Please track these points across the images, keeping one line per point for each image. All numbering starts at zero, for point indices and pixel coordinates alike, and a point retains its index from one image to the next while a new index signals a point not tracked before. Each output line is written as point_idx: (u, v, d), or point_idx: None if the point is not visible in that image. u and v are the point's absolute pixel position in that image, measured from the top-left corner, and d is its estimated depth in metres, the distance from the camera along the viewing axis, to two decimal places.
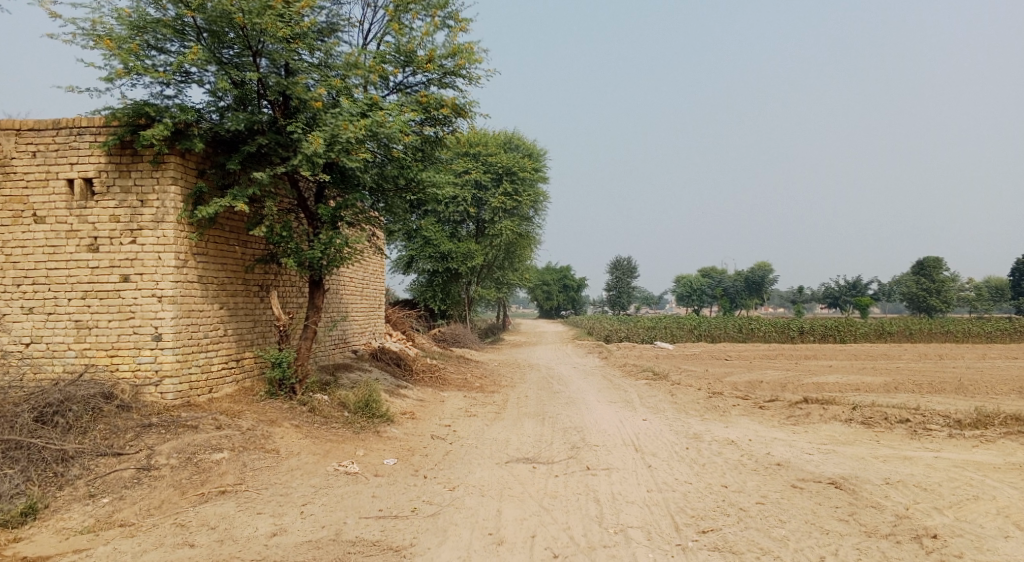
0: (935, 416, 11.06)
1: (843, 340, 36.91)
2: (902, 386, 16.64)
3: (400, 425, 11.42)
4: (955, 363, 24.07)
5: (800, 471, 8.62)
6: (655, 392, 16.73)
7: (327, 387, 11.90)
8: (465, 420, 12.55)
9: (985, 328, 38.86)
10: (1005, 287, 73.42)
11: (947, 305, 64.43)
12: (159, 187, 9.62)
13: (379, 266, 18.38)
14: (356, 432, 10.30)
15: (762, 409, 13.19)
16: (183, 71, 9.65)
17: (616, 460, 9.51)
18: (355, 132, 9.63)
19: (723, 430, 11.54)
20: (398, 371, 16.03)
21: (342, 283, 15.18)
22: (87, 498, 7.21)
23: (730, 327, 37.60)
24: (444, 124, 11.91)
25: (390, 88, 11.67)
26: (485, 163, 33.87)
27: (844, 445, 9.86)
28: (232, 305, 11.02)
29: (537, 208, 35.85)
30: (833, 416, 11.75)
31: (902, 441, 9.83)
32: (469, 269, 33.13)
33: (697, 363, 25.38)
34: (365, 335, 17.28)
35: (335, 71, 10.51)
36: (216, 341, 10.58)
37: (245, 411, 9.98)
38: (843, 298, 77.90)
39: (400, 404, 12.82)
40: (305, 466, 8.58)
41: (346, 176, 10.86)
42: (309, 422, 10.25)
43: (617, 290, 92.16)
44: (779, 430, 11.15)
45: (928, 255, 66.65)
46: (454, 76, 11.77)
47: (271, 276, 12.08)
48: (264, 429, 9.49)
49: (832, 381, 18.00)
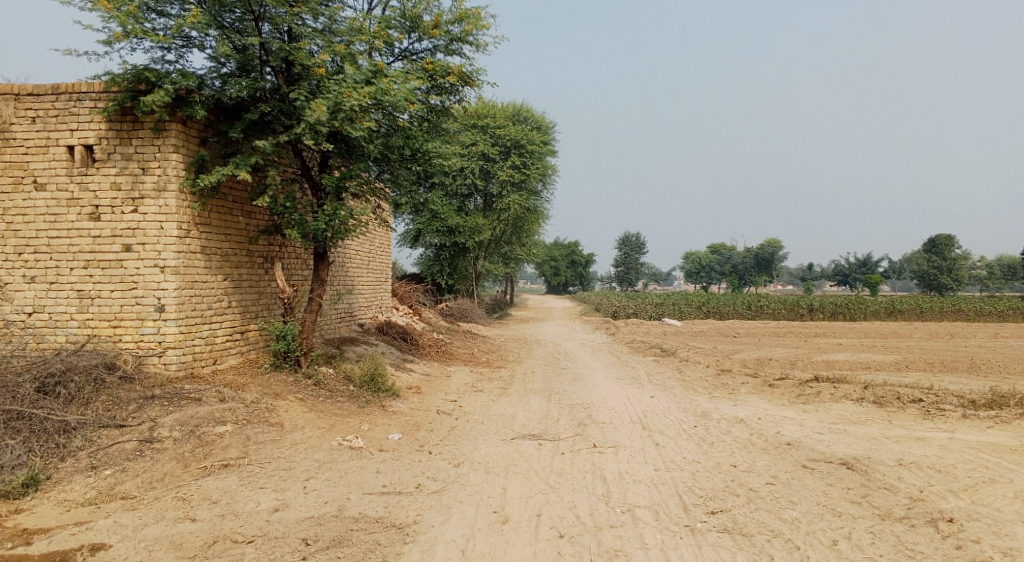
0: (949, 396, 10.85)
1: (853, 318, 36.60)
2: (914, 365, 16.41)
3: (405, 399, 11.34)
4: (966, 342, 23.76)
5: (811, 451, 8.47)
6: (662, 368, 16.59)
7: (332, 360, 11.81)
8: (471, 395, 12.46)
9: (997, 307, 38.41)
10: (1018, 266, 72.52)
11: (959, 284, 63.76)
12: (160, 155, 9.45)
13: (386, 240, 18.20)
14: (361, 407, 10.22)
15: (771, 387, 13.02)
16: (183, 36, 9.40)
17: (623, 438, 9.39)
18: (360, 100, 9.26)
19: (731, 408, 11.39)
20: (404, 345, 15.95)
21: (348, 256, 15.02)
22: (89, 470, 7.16)
23: (738, 304, 37.34)
24: (450, 93, 11.58)
25: (395, 55, 11.33)
26: (493, 136, 33.44)
27: (856, 425, 9.69)
28: (236, 277, 10.89)
29: (545, 182, 35.45)
30: (844, 395, 11.57)
31: (915, 421, 9.65)
32: (477, 243, 32.90)
33: (705, 340, 25.20)
34: (371, 308, 17.16)
35: (339, 36, 10.18)
36: (220, 313, 10.48)
37: (249, 384, 9.90)
38: (853, 276, 77.25)
39: (406, 378, 12.73)
40: (308, 441, 8.50)
41: (349, 145, 10.60)
42: (314, 396, 10.17)
43: (625, 265, 91.80)
44: (789, 409, 10.99)
45: (941, 233, 65.78)
46: (461, 42, 11.42)
47: (275, 247, 11.92)
48: (268, 403, 9.42)
49: (842, 359, 17.79)
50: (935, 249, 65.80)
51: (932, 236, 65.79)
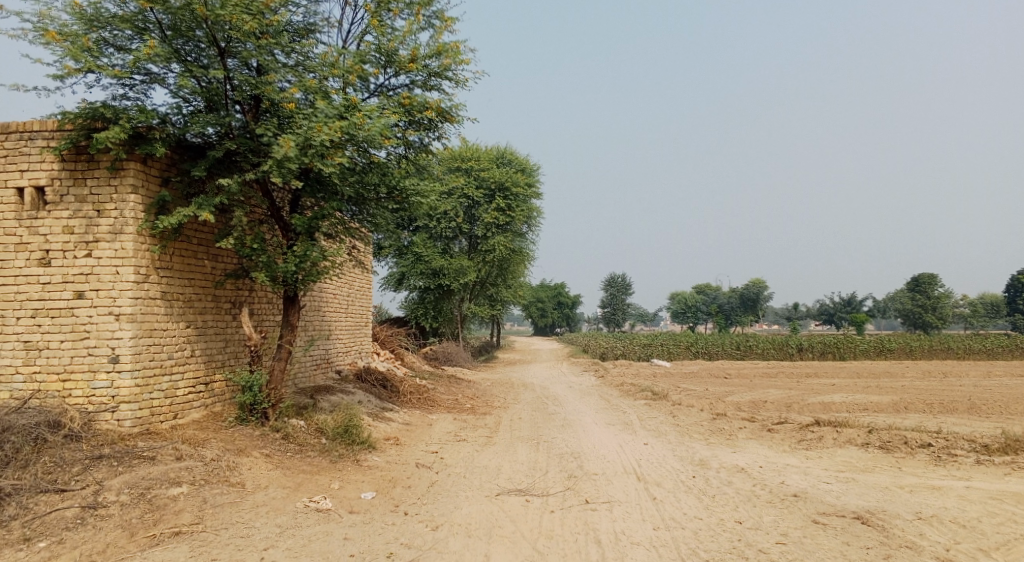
0: (960, 440, 10.28)
1: (843, 357, 36.24)
2: (913, 406, 15.89)
3: (382, 452, 10.59)
4: (960, 380, 23.37)
5: (819, 503, 7.82)
6: (655, 413, 15.92)
7: (304, 411, 11.06)
8: (454, 445, 11.72)
9: (985, 344, 38.26)
10: (1000, 303, 72.99)
11: (943, 322, 63.94)
12: (117, 196, 8.86)
13: (366, 283, 17.62)
14: (333, 462, 9.47)
15: (770, 432, 12.39)
16: (143, 71, 8.94)
17: (616, 492, 8.69)
18: (330, 135, 8.78)
19: (730, 455, 10.74)
20: (384, 392, 15.21)
21: (324, 300, 14.40)
22: (21, 542, 6.33)
23: (727, 344, 36.86)
24: (428, 129, 11.13)
25: (371, 90, 10.90)
26: (477, 178, 33.25)
27: (864, 473, 9.07)
28: (200, 324, 10.21)
29: (531, 224, 35.22)
30: (848, 440, 10.97)
31: (927, 468, 9.05)
32: (461, 285, 32.36)
33: (695, 382, 24.55)
34: (349, 354, 16.47)
35: (310, 72, 9.76)
36: (182, 362, 9.75)
37: (210, 439, 9.13)
38: (839, 315, 77.38)
39: (384, 428, 11.98)
40: (271, 503, 7.73)
41: (321, 182, 10.02)
42: (282, 451, 9.42)
43: (612, 307, 91.56)
44: (791, 456, 10.36)
45: (923, 271, 66.25)
46: (439, 77, 11.07)
47: (244, 292, 11.27)
48: (230, 460, 8.65)
49: (839, 401, 17.22)
50: (918, 287, 66.16)
51: (915, 275, 66.18)
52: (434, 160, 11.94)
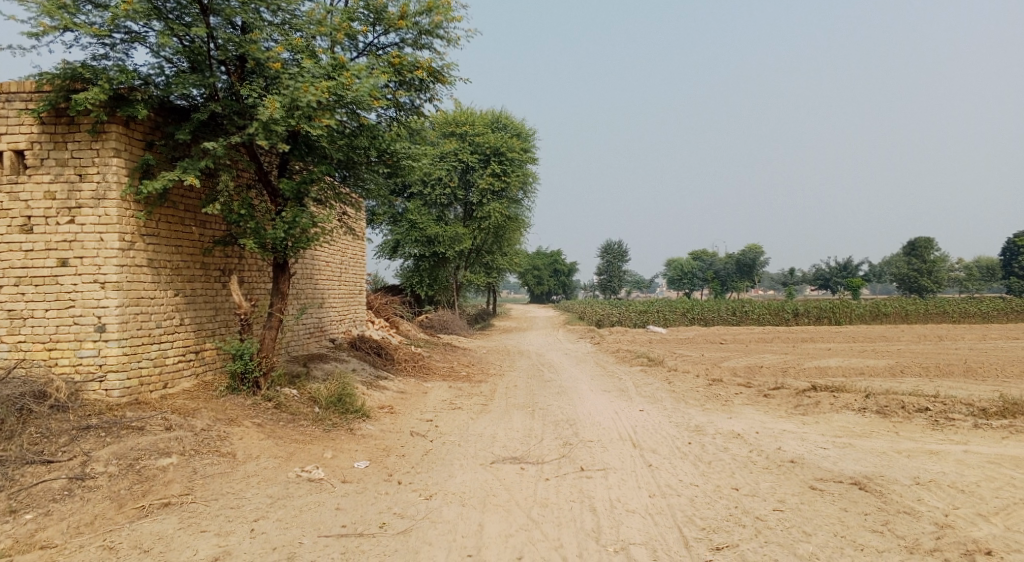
0: (957, 404, 10.22)
1: (838, 322, 36.30)
2: (909, 370, 15.86)
3: (376, 421, 10.50)
4: (955, 344, 23.40)
5: (817, 469, 7.76)
6: (651, 379, 15.88)
7: (297, 380, 10.94)
8: (449, 413, 11.65)
9: (980, 308, 38.35)
10: (995, 268, 73.09)
11: (938, 286, 64.09)
12: (99, 160, 8.56)
13: (359, 250, 17.38)
14: (326, 431, 9.37)
15: (767, 398, 12.34)
16: (122, 29, 8.51)
17: (612, 459, 8.62)
18: (316, 95, 8.45)
19: (726, 421, 10.68)
20: (379, 360, 15.11)
21: (316, 267, 14.18)
22: (6, 515, 6.23)
23: (723, 310, 36.88)
24: (419, 90, 10.77)
25: (359, 50, 10.51)
26: (472, 144, 32.72)
27: (861, 438, 9.01)
28: (189, 292, 9.99)
29: (526, 190, 34.82)
30: (845, 405, 10.92)
31: (924, 433, 8.99)
32: (457, 253, 32.12)
33: (691, 347, 24.55)
34: (344, 323, 16.32)
35: (296, 29, 9.36)
36: (171, 332, 9.57)
37: (201, 409, 8.99)
38: (835, 280, 77.48)
39: (378, 397, 11.88)
40: (263, 473, 7.63)
41: (309, 144, 9.70)
42: (274, 420, 9.31)
43: (608, 274, 91.53)
44: (788, 421, 10.30)
45: (920, 235, 66.14)
46: (429, 35, 10.68)
47: (233, 259, 11.02)
48: (221, 430, 8.53)
49: (835, 365, 17.20)
50: (914, 251, 66.11)
51: (911, 239, 66.08)
52: (426, 122, 11.61)
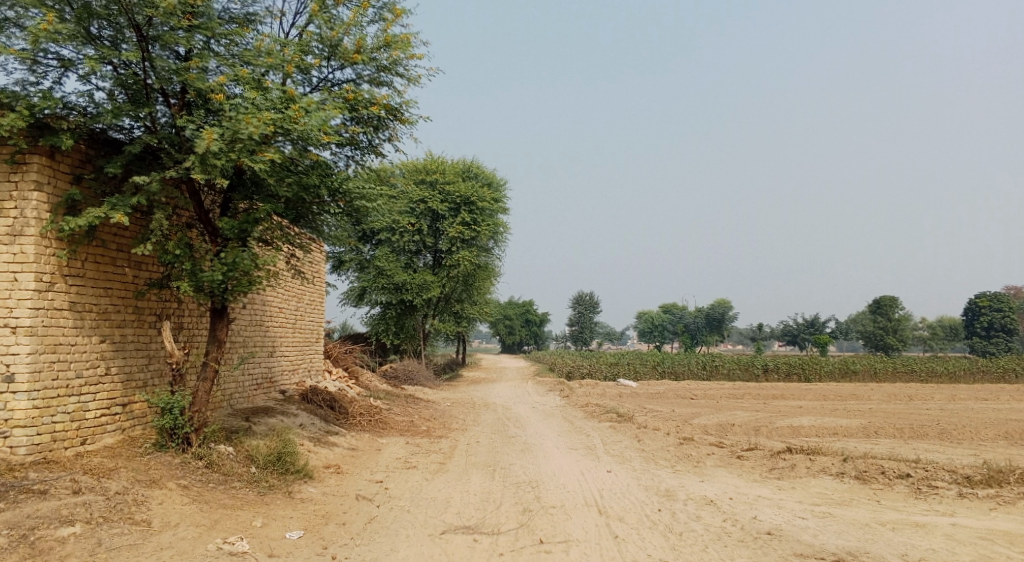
0: (939, 470, 9.74)
1: (808, 378, 36.16)
2: (884, 431, 15.44)
3: (320, 482, 9.59)
4: (927, 404, 23.17)
5: (796, 543, 7.12)
6: (620, 436, 15.17)
7: (234, 436, 9.99)
8: (402, 473, 10.76)
9: (947, 367, 38.59)
10: (958, 327, 74.51)
11: (903, 344, 64.92)
12: (18, 194, 7.69)
13: (316, 297, 16.63)
14: (260, 495, 8.44)
15: (740, 459, 11.73)
16: (51, 54, 7.93)
17: (574, 529, 7.85)
18: (259, 127, 7.87)
19: (698, 485, 10.00)
20: (331, 414, 14.18)
21: (265, 311, 13.37)
22: None
23: (693, 364, 36.59)
24: (375, 127, 10.29)
25: (312, 84, 10.02)
26: (443, 192, 32.30)
27: (841, 507, 8.43)
28: (118, 338, 9.01)
29: (497, 239, 34.48)
30: (822, 469, 10.36)
31: (906, 503, 8.47)
32: (424, 301, 31.42)
33: (662, 403, 23.92)
34: (296, 373, 15.41)
35: (243, 61, 8.88)
36: (94, 382, 8.54)
37: (118, 469, 7.88)
38: (802, 336, 78.31)
39: (325, 455, 10.97)
40: (178, 545, 6.59)
41: (253, 179, 9.09)
42: (202, 481, 8.29)
43: (580, 326, 91.26)
44: (763, 486, 9.69)
45: (885, 294, 67.35)
46: (388, 71, 10.32)
47: (170, 304, 10.08)
48: (138, 493, 7.40)
49: (807, 425, 16.72)
50: (879, 309, 67.18)
51: (876, 297, 67.25)
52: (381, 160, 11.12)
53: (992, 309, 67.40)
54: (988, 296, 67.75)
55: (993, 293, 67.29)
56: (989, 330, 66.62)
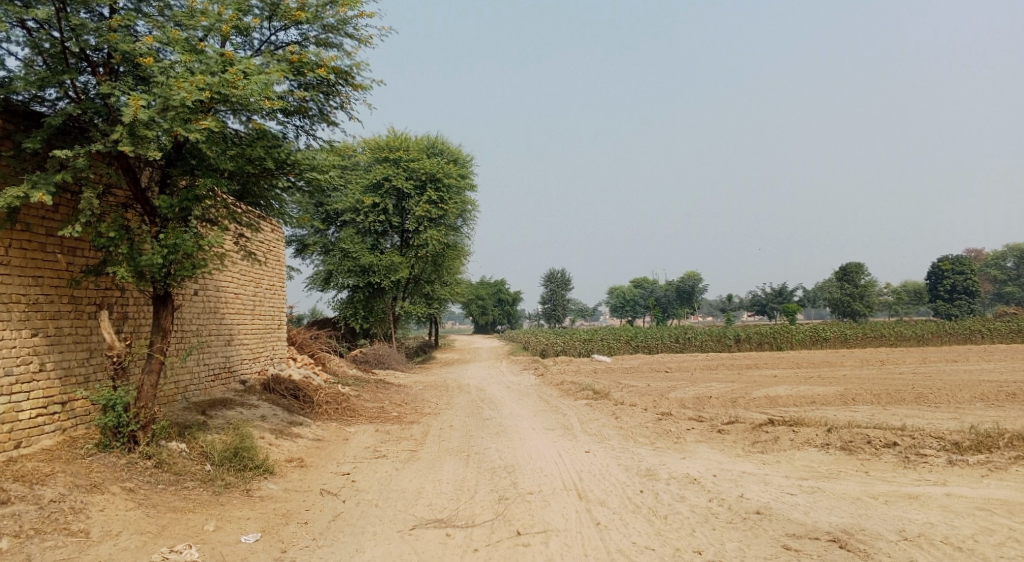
0: (926, 438, 9.51)
1: (779, 347, 36.44)
2: (861, 397, 15.36)
3: (283, 478, 8.97)
4: (899, 368, 23.36)
5: (788, 522, 6.76)
6: (597, 414, 14.79)
7: (187, 432, 9.26)
8: (371, 464, 10.19)
9: (914, 331, 39.29)
10: (921, 292, 76.22)
11: (869, 310, 66.12)
12: None
13: (275, 281, 15.81)
14: (216, 494, 7.79)
15: (722, 433, 11.41)
16: None
17: (556, 517, 7.36)
18: (192, 92, 7.11)
19: (680, 463, 9.63)
20: (295, 403, 13.49)
21: (219, 297, 12.56)
22: None
23: (667, 337, 36.61)
24: (325, 92, 9.53)
25: (253, 48, 9.21)
26: (407, 170, 31.24)
27: (830, 481, 8.12)
28: (53, 331, 8.10)
29: (465, 217, 33.74)
30: (806, 441, 10.08)
31: (895, 473, 8.20)
32: (393, 282, 30.67)
33: (638, 377, 23.71)
34: (257, 362, 14.66)
35: (174, 23, 8.02)
36: (26, 381, 7.64)
37: (55, 474, 7.06)
38: (770, 306, 79.39)
39: (288, 447, 10.32)
40: (119, 557, 5.88)
41: (185, 150, 8.27)
42: (151, 484, 7.59)
43: (552, 303, 91.23)
44: (747, 461, 9.36)
45: (850, 261, 68.37)
46: (336, 31, 9.57)
47: (109, 293, 9.20)
48: (76, 500, 6.62)
49: (784, 394, 16.58)
50: (845, 276, 68.20)
51: (843, 265, 68.23)
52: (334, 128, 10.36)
53: (953, 273, 69.05)
54: (950, 261, 69.27)
55: (954, 257, 68.84)
56: (950, 294, 68.30)
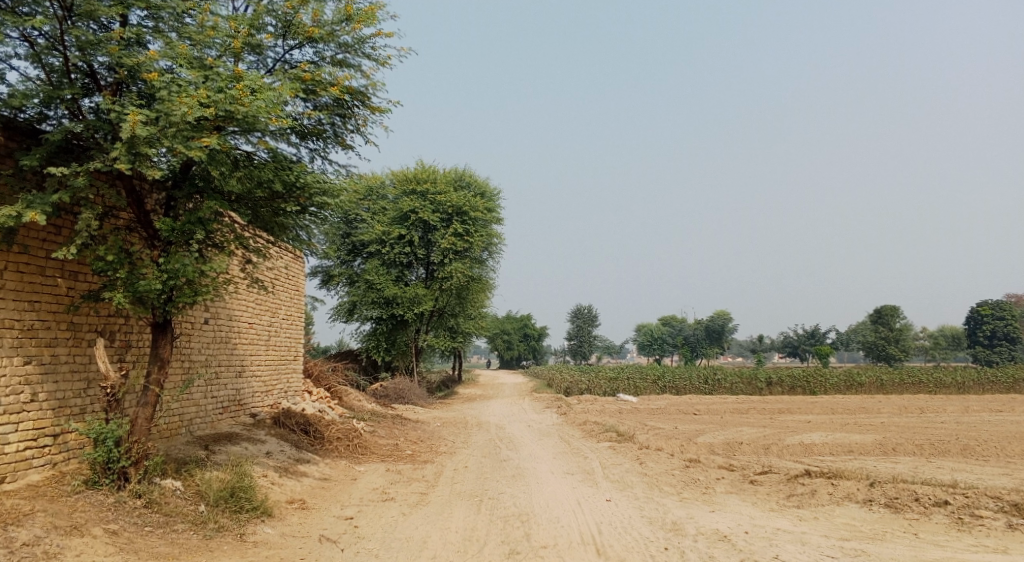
0: (982, 497, 8.62)
1: (813, 391, 35.08)
2: (903, 447, 14.37)
3: (280, 521, 8.45)
4: (943, 417, 22.10)
5: None
6: (619, 458, 14.03)
7: (184, 469, 8.84)
8: (377, 507, 9.62)
9: (955, 377, 37.61)
10: (962, 336, 73.58)
11: (906, 354, 63.80)
12: None
13: (291, 312, 15.53)
14: (205, 538, 7.31)
15: (754, 484, 10.61)
16: None
17: None
18: (193, 107, 6.93)
19: (708, 517, 8.86)
20: (305, 438, 13.04)
21: (230, 326, 12.28)
22: None
23: (695, 377, 35.54)
24: (338, 112, 9.34)
25: (268, 66, 9.08)
26: (433, 202, 31.10)
27: (875, 543, 7.32)
28: (49, 359, 7.80)
29: (490, 251, 33.42)
30: (847, 496, 9.24)
31: (949, 537, 7.35)
32: (416, 315, 30.37)
33: (665, 419, 22.82)
34: (269, 395, 14.28)
35: (185, 38, 7.91)
36: (16, 411, 7.30)
37: (35, 513, 6.66)
38: (802, 348, 77.28)
39: (290, 488, 9.81)
40: None
41: (190, 172, 8.08)
42: (137, 526, 7.14)
43: (578, 339, 90.13)
44: (781, 517, 8.57)
45: (886, 304, 66.34)
46: (352, 50, 9.40)
47: (111, 321, 8.93)
48: (51, 544, 6.19)
49: (820, 441, 15.60)
50: (881, 318, 66.13)
51: (877, 307, 66.18)
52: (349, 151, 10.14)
53: (995, 318, 66.51)
54: (990, 305, 66.86)
55: (995, 301, 66.48)
56: (992, 338, 65.71)
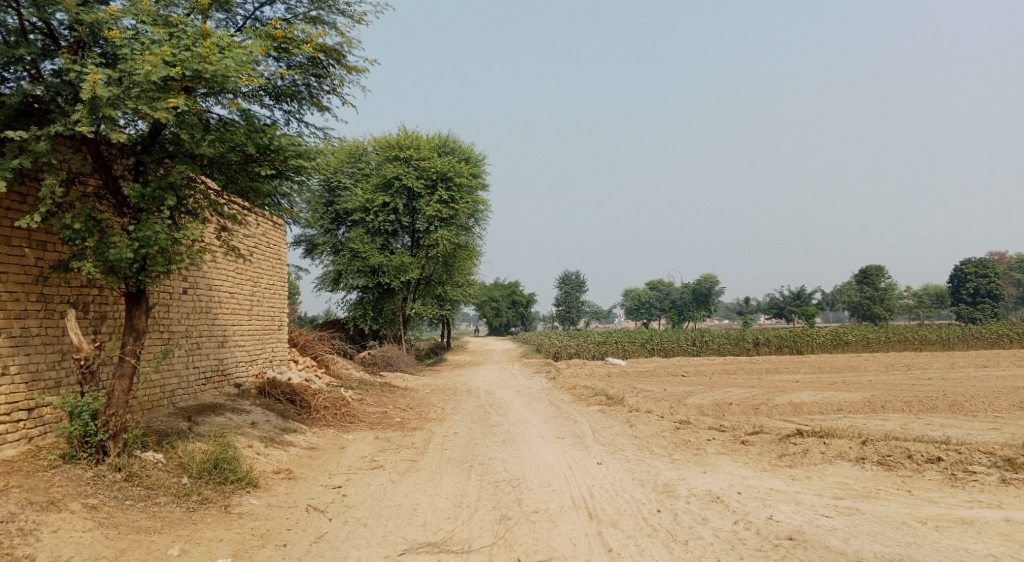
0: (974, 453, 8.60)
1: (799, 351, 35.40)
2: (891, 404, 14.43)
3: (267, 492, 8.27)
4: (928, 374, 22.31)
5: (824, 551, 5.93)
6: (610, 421, 13.97)
7: (166, 441, 8.60)
8: (366, 475, 9.48)
9: (938, 335, 38.06)
10: (944, 295, 74.49)
11: (890, 313, 64.54)
12: None
13: (274, 281, 15.16)
14: (189, 511, 7.12)
15: (745, 445, 10.57)
16: None
17: (562, 541, 6.59)
18: (157, 66, 6.50)
19: (700, 478, 8.80)
20: (292, 408, 12.84)
21: (211, 296, 11.94)
22: None
23: (683, 340, 35.69)
24: (313, 71, 8.89)
25: (237, 23, 8.59)
26: (418, 168, 30.45)
27: (869, 501, 7.28)
28: (18, 331, 7.47)
29: (476, 217, 32.99)
30: (839, 454, 9.22)
31: (942, 493, 7.32)
32: (403, 283, 30.06)
33: (654, 382, 22.89)
34: (254, 366, 14.02)
35: None
36: None
37: (9, 489, 6.41)
38: (788, 310, 77.97)
39: (277, 458, 9.63)
40: None
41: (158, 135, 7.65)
42: (117, 500, 6.92)
43: (566, 305, 90.34)
44: (774, 477, 8.52)
45: (871, 264, 66.80)
46: (326, 6, 8.92)
47: (82, 293, 8.56)
48: (26, 521, 5.95)
49: (809, 400, 15.65)
50: (865, 278, 66.66)
51: (861, 268, 66.66)
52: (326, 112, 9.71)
53: (977, 277, 67.27)
54: (973, 264, 67.54)
55: (977, 260, 67.15)
56: (974, 297, 66.52)
